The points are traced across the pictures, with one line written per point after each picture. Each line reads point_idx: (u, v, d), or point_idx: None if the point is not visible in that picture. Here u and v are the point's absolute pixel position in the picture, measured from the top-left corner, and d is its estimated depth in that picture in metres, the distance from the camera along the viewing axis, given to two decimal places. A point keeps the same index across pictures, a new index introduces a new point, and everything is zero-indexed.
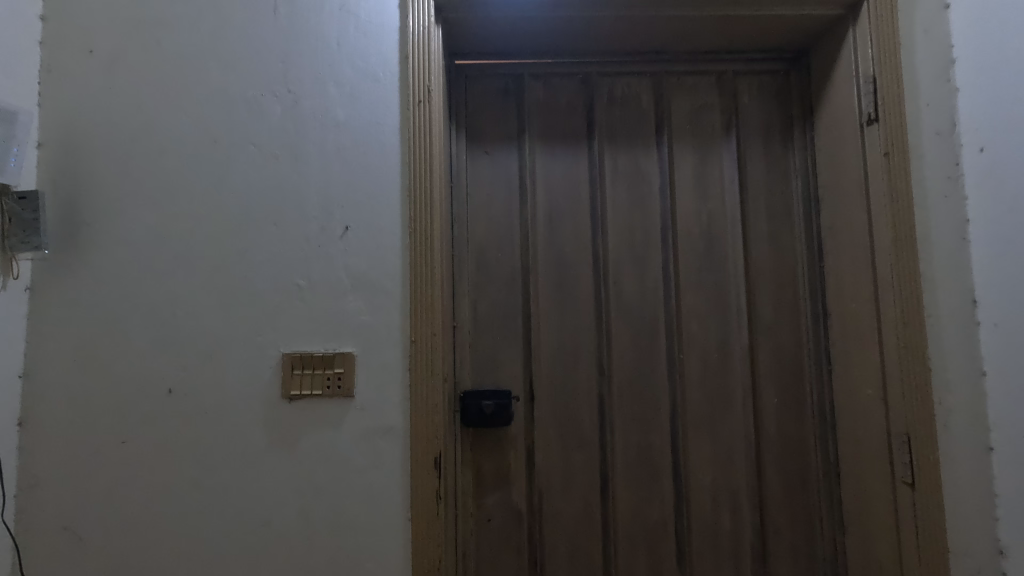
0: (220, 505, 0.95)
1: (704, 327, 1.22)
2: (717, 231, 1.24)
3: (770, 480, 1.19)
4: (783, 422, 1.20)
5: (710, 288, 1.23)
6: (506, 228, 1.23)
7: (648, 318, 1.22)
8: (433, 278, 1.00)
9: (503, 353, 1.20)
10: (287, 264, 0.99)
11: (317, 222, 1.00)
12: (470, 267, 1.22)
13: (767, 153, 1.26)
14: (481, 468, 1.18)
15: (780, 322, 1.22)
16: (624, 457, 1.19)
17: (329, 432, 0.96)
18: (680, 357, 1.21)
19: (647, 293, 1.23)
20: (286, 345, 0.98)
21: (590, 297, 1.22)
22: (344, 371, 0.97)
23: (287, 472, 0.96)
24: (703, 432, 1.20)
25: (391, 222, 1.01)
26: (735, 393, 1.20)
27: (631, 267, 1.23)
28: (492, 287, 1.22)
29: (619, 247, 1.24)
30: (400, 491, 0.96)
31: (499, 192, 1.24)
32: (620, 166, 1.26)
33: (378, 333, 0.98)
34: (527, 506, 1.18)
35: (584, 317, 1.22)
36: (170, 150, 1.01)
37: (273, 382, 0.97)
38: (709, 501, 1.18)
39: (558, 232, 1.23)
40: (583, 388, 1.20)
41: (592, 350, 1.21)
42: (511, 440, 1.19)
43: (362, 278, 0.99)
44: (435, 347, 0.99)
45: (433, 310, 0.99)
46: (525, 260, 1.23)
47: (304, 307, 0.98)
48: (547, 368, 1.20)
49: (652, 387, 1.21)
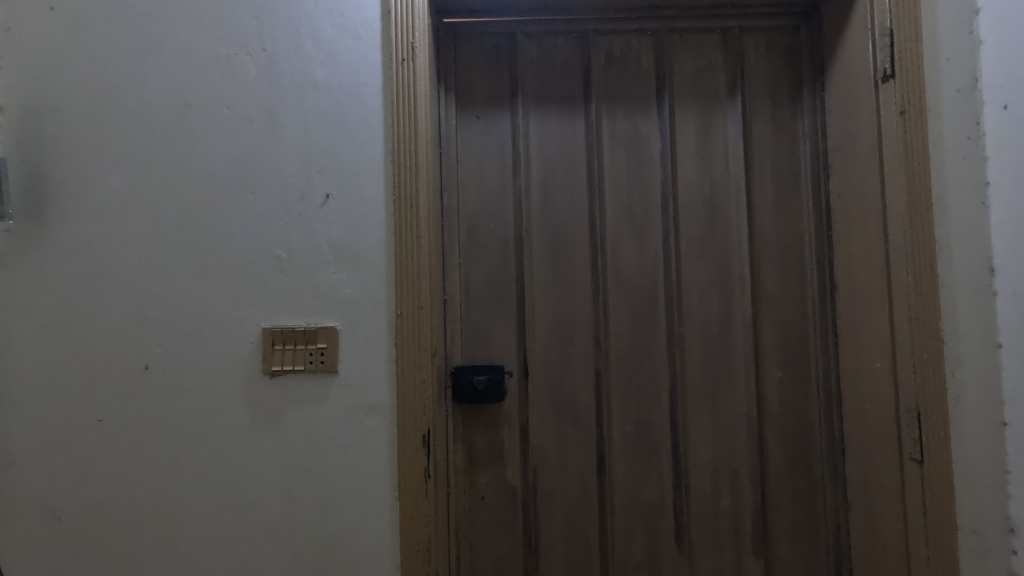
0: (203, 484, 0.92)
1: (706, 300, 1.17)
2: (720, 200, 1.18)
3: (771, 457, 1.15)
4: (787, 398, 1.16)
5: (712, 259, 1.17)
6: (500, 197, 1.18)
7: (647, 290, 1.17)
8: (419, 249, 0.95)
9: (496, 327, 1.16)
10: (265, 235, 0.94)
11: (297, 189, 0.95)
12: (461, 239, 1.17)
13: (773, 116, 1.19)
14: (474, 445, 1.15)
15: (784, 294, 1.17)
16: (621, 434, 1.15)
17: (314, 409, 0.92)
18: (680, 331, 1.17)
19: (647, 265, 1.17)
20: (266, 319, 0.93)
21: (586, 268, 1.17)
22: (327, 346, 0.93)
23: (271, 450, 0.92)
24: (703, 408, 1.16)
25: (374, 189, 0.95)
26: (737, 367, 1.16)
27: (629, 238, 1.18)
28: (485, 259, 1.17)
29: (617, 217, 1.18)
30: (387, 469, 0.92)
31: (491, 159, 1.18)
32: (619, 129, 1.19)
33: (363, 306, 0.94)
34: (521, 483, 1.15)
35: (580, 289, 1.17)
36: (140, 114, 0.95)
37: (253, 357, 0.93)
38: (709, 478, 1.15)
39: (553, 201, 1.18)
40: (579, 363, 1.16)
41: (589, 324, 1.16)
42: (505, 416, 1.15)
43: (345, 248, 0.94)
44: (422, 321, 0.94)
45: (420, 282, 0.95)
46: (519, 230, 1.18)
47: (284, 279, 0.94)
48: (542, 343, 1.16)
49: (651, 362, 1.16)
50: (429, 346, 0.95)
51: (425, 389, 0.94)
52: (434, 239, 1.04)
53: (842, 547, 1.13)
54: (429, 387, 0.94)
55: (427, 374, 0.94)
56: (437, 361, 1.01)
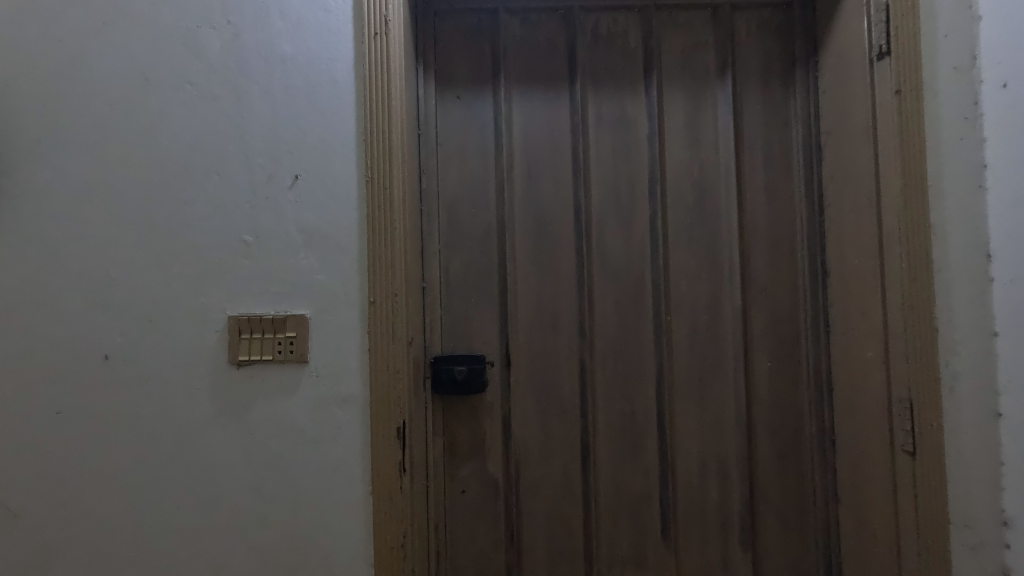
0: (168, 480, 0.88)
1: (694, 288, 1.13)
2: (709, 184, 1.14)
3: (760, 449, 1.12)
4: (776, 388, 1.13)
5: (700, 245, 1.13)
6: (482, 181, 1.13)
7: (634, 278, 1.13)
8: (393, 233, 0.91)
9: (477, 316, 1.12)
10: (231, 218, 0.90)
11: (263, 170, 0.90)
12: (441, 224, 1.12)
13: (765, 97, 1.15)
14: (454, 437, 1.11)
15: (775, 281, 1.13)
16: (606, 426, 1.12)
17: (283, 401, 0.88)
18: (667, 320, 1.13)
19: (633, 252, 1.13)
20: (232, 307, 0.89)
21: (570, 255, 1.13)
22: (296, 335, 0.88)
23: (239, 443, 0.88)
24: (690, 399, 1.12)
25: (346, 170, 0.91)
26: (725, 357, 1.13)
27: (615, 223, 1.14)
28: (466, 245, 1.13)
29: (602, 201, 1.14)
30: (360, 463, 0.89)
31: (472, 141, 1.13)
32: (605, 110, 1.15)
33: (335, 294, 0.90)
34: (503, 477, 1.11)
35: (564, 276, 1.13)
36: (97, 91, 0.90)
37: (219, 346, 0.89)
38: (696, 471, 1.12)
39: (536, 185, 1.13)
40: (563, 353, 1.12)
41: (575, 312, 1.13)
42: (486, 407, 1.11)
43: (315, 233, 0.90)
44: (396, 309, 0.90)
45: (394, 268, 0.90)
46: (502, 215, 1.13)
47: (250, 265, 0.89)
48: (525, 333, 1.12)
49: (638, 352, 1.13)
50: (404, 335, 0.91)
51: (399, 379, 0.90)
52: (411, 224, 1.00)
53: (831, 540, 1.10)
54: (404, 377, 0.90)
55: (402, 363, 0.90)
56: (413, 350, 0.97)
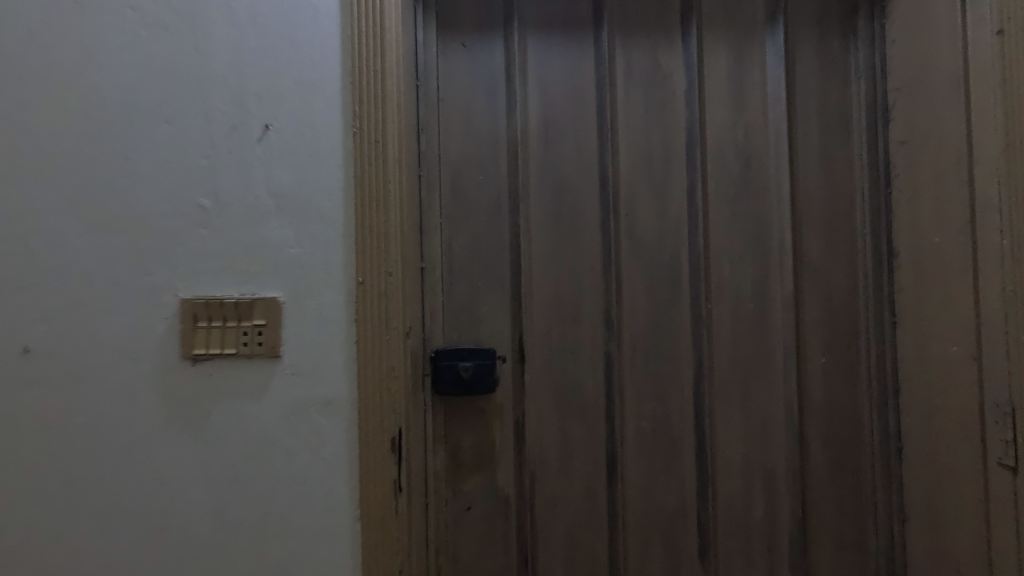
0: (105, 502, 0.71)
1: (738, 271, 0.97)
2: (755, 150, 0.98)
3: (813, 458, 0.97)
4: (832, 388, 0.97)
5: (746, 221, 0.97)
6: (492, 145, 0.96)
7: (669, 260, 0.97)
8: (386, 198, 0.74)
9: (486, 303, 0.95)
10: (185, 178, 0.72)
11: (226, 118, 0.72)
12: (444, 195, 0.95)
13: (821, 49, 0.98)
14: (458, 445, 0.94)
15: (832, 265, 0.97)
16: (636, 431, 0.96)
17: (250, 405, 0.71)
18: (707, 309, 0.97)
19: (668, 229, 0.97)
20: (186, 289, 0.71)
21: (594, 232, 0.97)
22: (266, 324, 0.71)
23: (195, 458, 0.71)
24: (733, 400, 0.97)
25: (329, 119, 0.73)
26: (774, 352, 0.97)
27: (646, 196, 0.97)
28: (473, 220, 0.96)
29: (632, 170, 0.97)
30: (345, 482, 0.72)
31: (480, 97, 0.96)
32: (635, 62, 0.98)
33: (314, 273, 0.72)
34: (516, 491, 0.95)
35: (587, 257, 0.96)
36: (15, 15, 0.71)
37: (170, 337, 0.71)
38: (738, 484, 0.97)
39: (555, 150, 0.97)
40: (587, 346, 0.96)
41: (600, 299, 0.96)
42: (496, 410, 0.95)
43: (290, 197, 0.72)
44: (390, 292, 0.74)
45: (389, 242, 0.74)
46: (514, 185, 0.96)
47: (209, 235, 0.72)
48: (542, 323, 0.95)
49: (673, 346, 0.96)
50: (399, 325, 0.75)
51: (394, 381, 0.73)
52: (409, 192, 0.83)
53: (896, 564, 0.95)
54: (399, 378, 0.74)
55: (397, 360, 0.74)
56: (411, 343, 0.81)
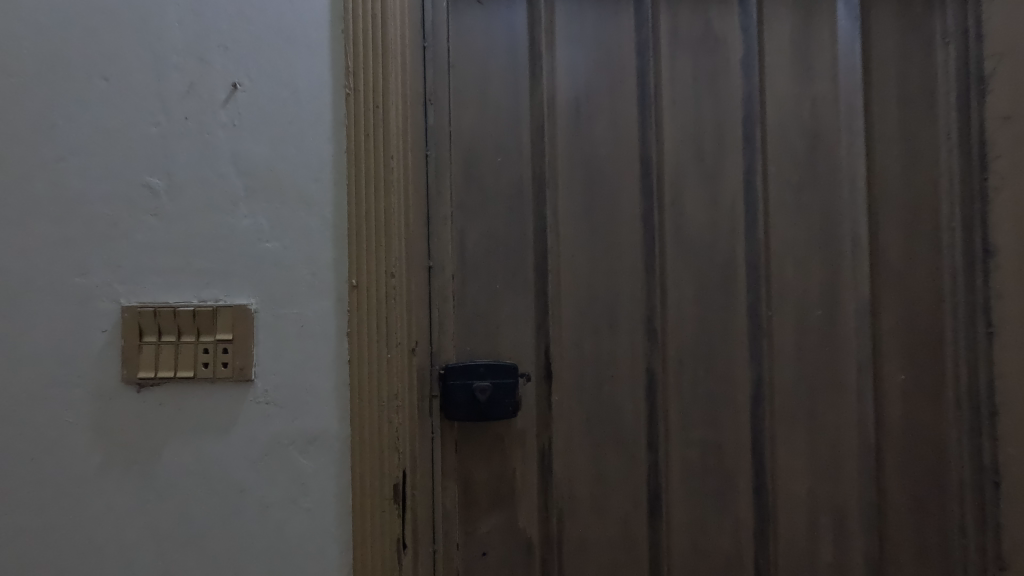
0: (24, 568, 0.55)
1: (805, 271, 0.82)
2: (825, 128, 0.82)
3: (891, 494, 0.82)
4: (915, 411, 0.82)
5: (815, 213, 0.82)
6: (512, 120, 0.81)
7: (723, 258, 0.82)
8: (386, 180, 0.59)
9: (506, 309, 0.80)
10: (129, 151, 0.56)
11: (182, 75, 0.57)
12: (456, 180, 0.80)
13: (902, 9, 0.83)
14: (472, 479, 0.79)
15: (914, 264, 0.82)
16: (683, 462, 0.81)
17: (213, 444, 0.55)
18: (768, 316, 0.82)
19: (721, 221, 0.82)
20: (130, 294, 0.55)
21: (634, 225, 0.81)
22: (233, 340, 0.55)
23: (142, 513, 0.55)
24: (797, 424, 0.82)
25: (314, 77, 0.57)
26: (846, 367, 0.82)
27: (696, 182, 0.82)
28: (490, 210, 0.80)
29: (679, 151, 0.82)
30: (334, 543, 0.56)
31: (498, 63, 0.81)
32: (682, 24, 0.82)
33: (295, 274, 0.57)
34: (540, 534, 0.80)
35: (626, 255, 0.81)
36: None
37: (108, 356, 0.55)
38: (803, 523, 0.82)
39: (587, 128, 0.81)
40: (625, 361, 0.80)
41: (641, 305, 0.81)
42: (517, 437, 0.79)
43: (265, 177, 0.57)
44: (391, 298, 0.58)
45: (389, 236, 0.58)
46: (539, 168, 0.81)
47: (160, 225, 0.56)
48: (573, 333, 0.80)
49: (727, 360, 0.81)
50: (403, 339, 0.60)
51: (395, 414, 0.58)
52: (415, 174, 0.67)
53: None
54: (400, 410, 0.59)
55: (401, 386, 0.59)
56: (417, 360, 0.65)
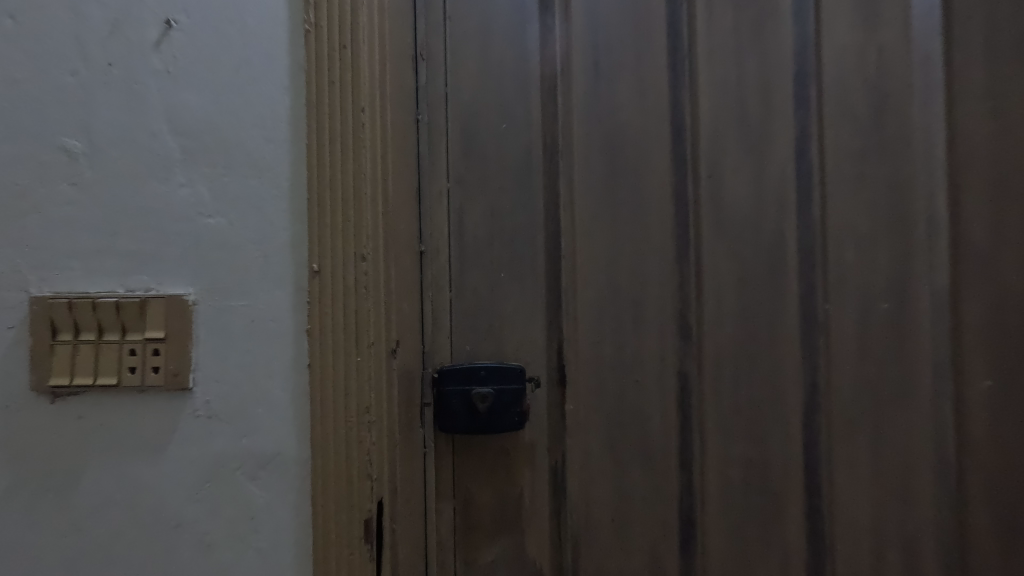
0: None
1: (869, 257, 0.68)
2: (895, 83, 0.68)
3: (977, 526, 0.67)
4: (1007, 426, 0.67)
5: (883, 186, 0.68)
6: (519, 80, 0.69)
7: (769, 242, 0.69)
8: (355, 139, 0.47)
9: (511, 302, 0.68)
10: (41, 105, 0.45)
11: (105, 11, 0.46)
12: (453, 151, 0.68)
13: None
14: (472, 501, 0.67)
15: (1007, 248, 0.67)
16: (721, 484, 0.68)
17: (142, 469, 0.45)
18: (826, 311, 0.68)
19: (768, 198, 0.69)
20: (43, 283, 0.45)
21: (662, 203, 0.69)
22: (165, 340, 0.45)
23: (57, 551, 0.45)
24: (859, 440, 0.68)
25: (267, 13, 0.46)
26: (921, 373, 0.68)
27: (737, 151, 0.69)
28: (493, 185, 0.68)
29: (716, 115, 0.69)
30: None
31: (502, 13, 0.69)
32: None
33: (244, 259, 0.46)
34: (551, 565, 0.68)
35: (653, 239, 0.69)
36: None
37: (15, 360, 0.45)
38: (866, 559, 0.68)
39: (606, 89, 0.69)
40: (653, 364, 0.68)
41: (671, 297, 0.69)
42: (525, 452, 0.68)
43: (206, 137, 0.46)
44: (362, 290, 0.47)
45: (360, 212, 0.47)
46: (550, 137, 0.69)
47: (78, 197, 0.45)
48: (590, 331, 0.68)
49: (775, 363, 0.68)
50: (377, 340, 0.49)
51: (367, 435, 0.47)
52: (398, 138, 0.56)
53: None
54: (374, 430, 0.47)
55: (373, 401, 0.47)
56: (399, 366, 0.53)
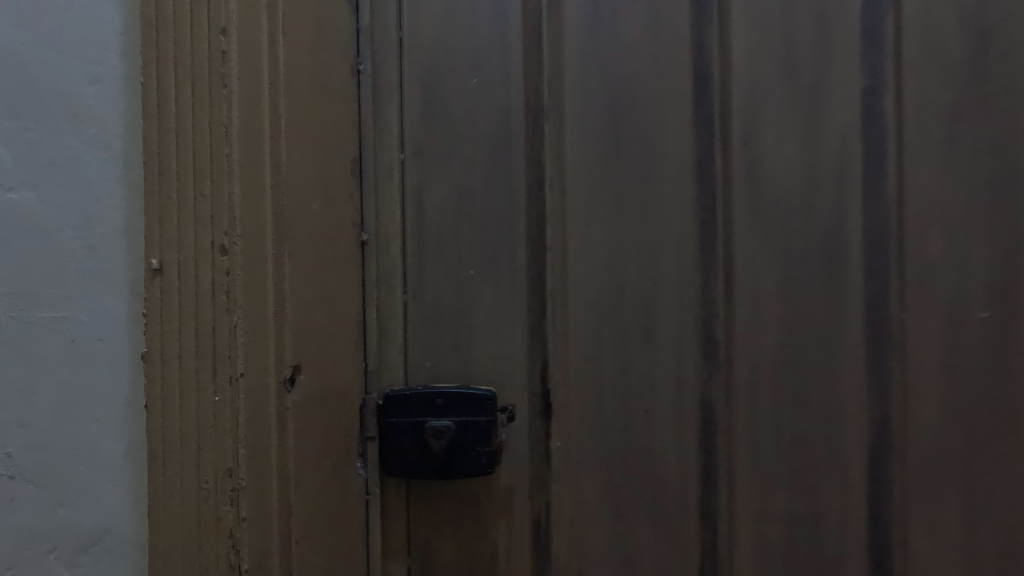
0: None
1: (965, 250, 0.50)
2: (1005, 13, 0.50)
3: None
4: None
5: (985, 154, 0.50)
6: (493, 19, 0.53)
7: (825, 229, 0.52)
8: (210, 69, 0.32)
9: (483, 307, 0.53)
10: None
11: None
12: (409, 111, 0.53)
13: None
14: (432, 560, 0.53)
15: None
16: (756, 548, 0.52)
17: None
18: (901, 323, 0.51)
19: (823, 172, 0.52)
20: None
21: (681, 180, 0.53)
22: None
23: None
24: (947, 497, 0.51)
25: None
26: None
27: (782, 109, 0.52)
28: (460, 157, 0.53)
29: (754, 61, 0.52)
30: None
31: None
32: None
33: (57, 251, 0.31)
34: None
35: (668, 226, 0.53)
36: None
37: None
38: None
39: (608, 29, 0.53)
40: (666, 388, 0.52)
41: (691, 303, 0.52)
42: (498, 500, 0.53)
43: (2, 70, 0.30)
44: (218, 294, 0.32)
45: (218, 180, 0.32)
46: (534, 93, 0.53)
47: None
48: (584, 345, 0.53)
49: (830, 391, 0.52)
50: (244, 367, 0.33)
51: (229, 510, 0.32)
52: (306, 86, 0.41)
53: None
54: (243, 502, 0.33)
55: (239, 459, 0.32)
56: (296, 404, 0.38)
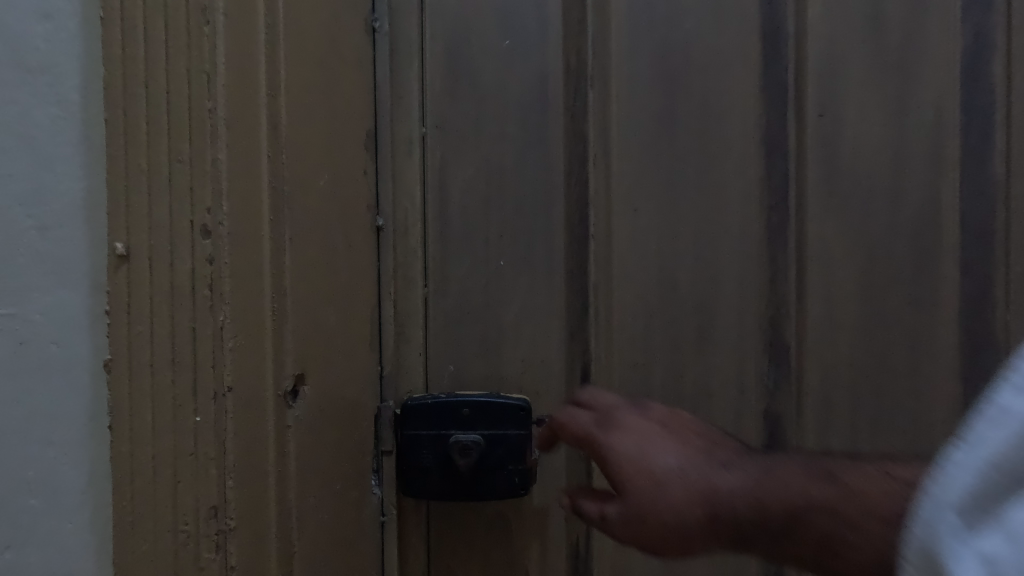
0: None
1: None
2: None
3: None
4: None
5: None
6: None
7: (916, 216, 0.44)
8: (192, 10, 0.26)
9: (514, 303, 0.46)
10: None
11: None
12: (431, 78, 0.46)
13: None
14: None
15: None
16: None
17: None
18: (1005, 324, 0.44)
19: (915, 148, 0.44)
20: None
21: (745, 157, 0.45)
22: None
23: None
24: None
25: None
26: None
27: (868, 74, 0.44)
28: (489, 130, 0.46)
29: (834, 17, 0.45)
30: None
31: None
32: None
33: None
34: None
35: (730, 211, 0.45)
36: None
37: None
38: None
39: None
40: (725, 399, 0.45)
41: (756, 300, 0.45)
42: (529, 523, 0.46)
43: None
44: (202, 293, 0.26)
45: (202, 147, 0.26)
46: (575, 57, 0.46)
47: None
48: (630, 348, 0.46)
49: (919, 403, 0.44)
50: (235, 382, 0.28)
51: (213, 559, 0.27)
52: (305, 37, 0.34)
53: None
54: (231, 547, 0.27)
55: (226, 494, 0.27)
56: (297, 421, 0.33)
